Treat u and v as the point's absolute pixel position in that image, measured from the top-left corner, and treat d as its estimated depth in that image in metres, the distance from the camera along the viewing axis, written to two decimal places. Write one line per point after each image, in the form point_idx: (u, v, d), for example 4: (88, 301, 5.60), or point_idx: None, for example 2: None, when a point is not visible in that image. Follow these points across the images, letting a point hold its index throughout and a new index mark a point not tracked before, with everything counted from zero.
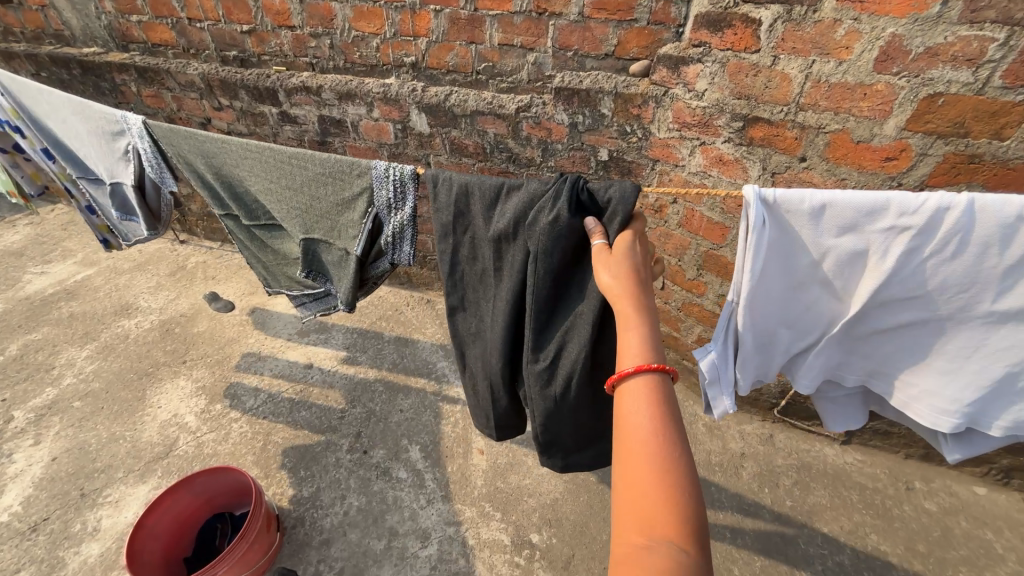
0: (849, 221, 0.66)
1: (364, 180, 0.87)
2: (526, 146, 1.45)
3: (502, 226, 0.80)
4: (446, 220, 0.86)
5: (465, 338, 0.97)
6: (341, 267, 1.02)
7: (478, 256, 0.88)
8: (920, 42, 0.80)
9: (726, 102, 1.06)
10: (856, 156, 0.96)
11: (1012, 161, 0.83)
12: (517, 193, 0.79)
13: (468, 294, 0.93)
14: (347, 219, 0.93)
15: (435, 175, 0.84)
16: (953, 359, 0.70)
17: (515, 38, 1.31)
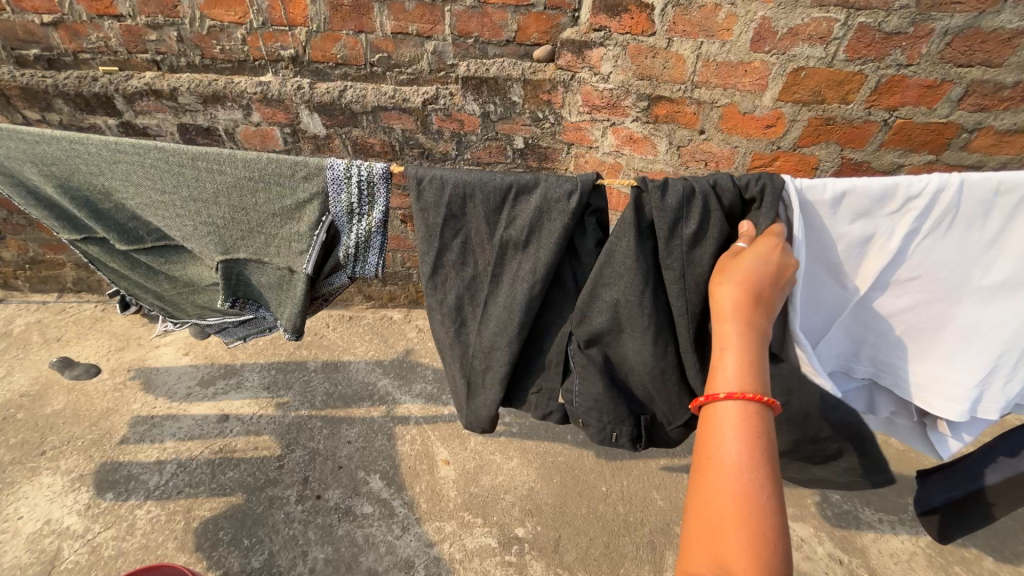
0: (864, 205, 0.73)
1: (314, 184, 0.75)
2: (438, 140, 1.38)
3: (514, 228, 0.75)
4: (437, 221, 0.77)
5: (444, 340, 0.87)
6: (282, 290, 0.87)
7: (470, 259, 0.80)
8: (784, 23, 0.93)
9: (631, 83, 1.13)
10: (743, 125, 1.09)
11: (856, 121, 1.02)
12: (527, 198, 0.74)
13: (450, 297, 0.84)
14: (292, 231, 0.80)
15: (421, 180, 0.74)
16: (947, 334, 0.80)
17: (409, 25, 1.22)
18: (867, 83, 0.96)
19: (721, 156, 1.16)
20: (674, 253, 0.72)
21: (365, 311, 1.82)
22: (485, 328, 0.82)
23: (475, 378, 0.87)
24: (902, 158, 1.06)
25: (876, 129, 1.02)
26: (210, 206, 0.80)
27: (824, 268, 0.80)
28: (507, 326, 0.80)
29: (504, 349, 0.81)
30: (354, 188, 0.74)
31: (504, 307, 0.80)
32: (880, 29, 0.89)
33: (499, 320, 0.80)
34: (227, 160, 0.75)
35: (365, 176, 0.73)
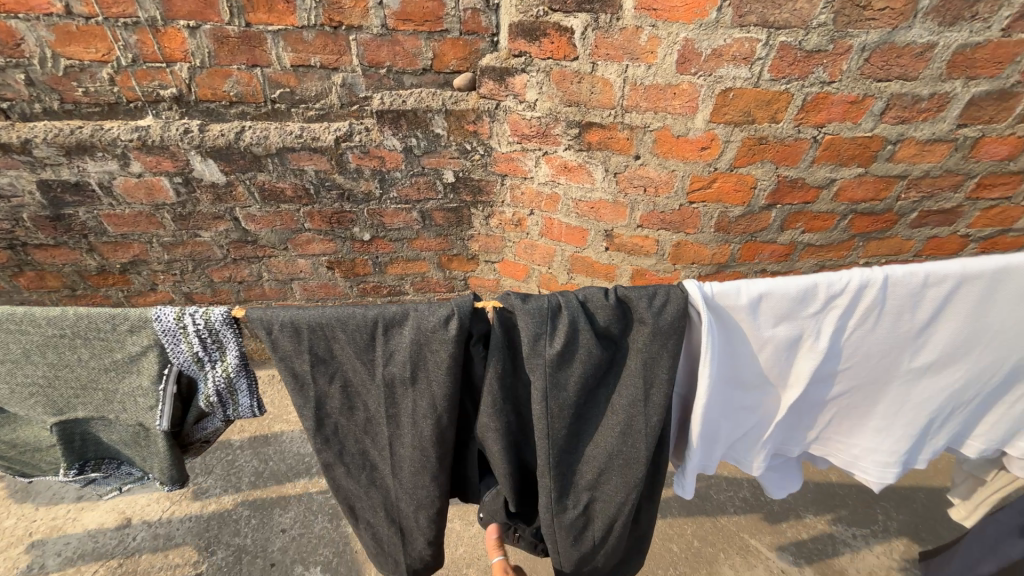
0: (788, 305, 0.68)
1: (143, 336, 0.63)
2: (358, 179, 1.25)
3: (394, 364, 0.66)
4: (303, 367, 0.67)
5: (354, 496, 0.78)
6: (143, 445, 0.74)
7: (359, 402, 0.71)
8: (707, 44, 0.89)
9: (559, 110, 1.05)
10: (679, 149, 1.03)
11: (786, 139, 0.99)
12: (399, 330, 0.65)
13: (348, 447, 0.75)
14: (133, 383, 0.66)
15: (263, 321, 0.64)
16: (888, 417, 0.80)
17: (310, 57, 1.09)
18: (794, 102, 0.93)
19: (659, 182, 1.10)
20: (542, 380, 0.66)
21: None
22: (402, 473, 0.75)
23: (405, 523, 0.80)
24: (835, 172, 1.04)
25: (807, 146, 1.00)
26: (21, 367, 0.66)
27: (759, 372, 0.74)
28: (424, 468, 0.72)
29: (426, 490, 0.74)
30: (193, 338, 0.63)
31: (413, 450, 0.72)
32: (801, 47, 0.87)
33: (413, 463, 0.72)
34: (25, 318, 0.62)
35: (203, 326, 0.62)
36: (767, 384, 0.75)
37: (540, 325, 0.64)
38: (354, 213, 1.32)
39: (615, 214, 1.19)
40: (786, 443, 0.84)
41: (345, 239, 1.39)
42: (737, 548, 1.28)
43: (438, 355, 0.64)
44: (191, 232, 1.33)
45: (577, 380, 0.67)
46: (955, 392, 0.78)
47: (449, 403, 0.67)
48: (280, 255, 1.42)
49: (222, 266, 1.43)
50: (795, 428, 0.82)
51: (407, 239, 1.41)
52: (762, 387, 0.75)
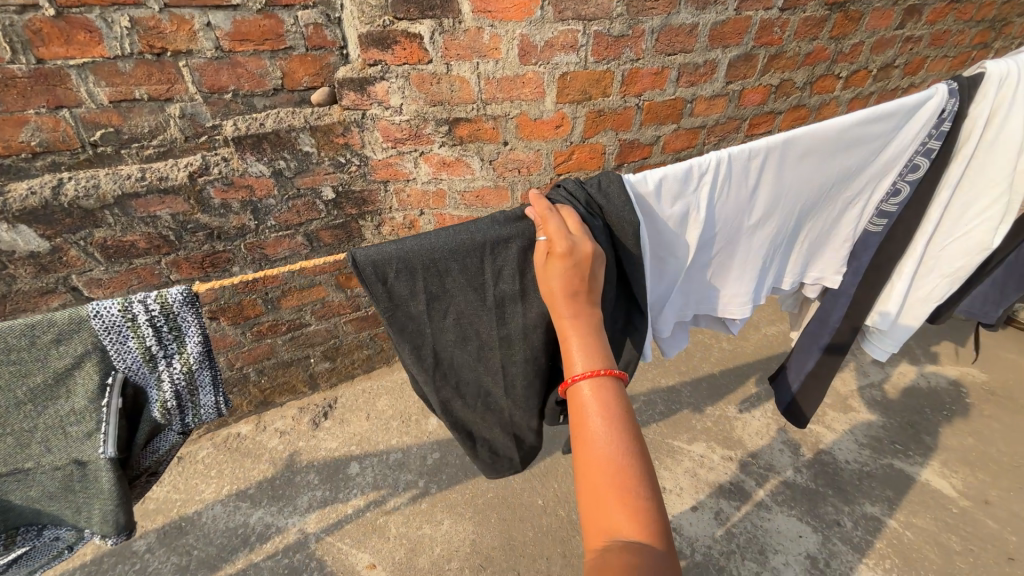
0: (676, 184, 0.83)
1: (78, 342, 0.59)
2: (227, 215, 1.15)
3: (504, 281, 0.71)
4: (419, 310, 0.69)
5: (472, 421, 0.82)
6: (82, 487, 0.67)
7: (471, 333, 0.73)
8: (539, 37, 1.04)
9: (425, 112, 1.12)
10: (539, 130, 1.18)
11: (618, 109, 1.20)
12: (508, 246, 0.70)
13: (462, 380, 0.77)
14: (61, 409, 0.62)
15: (378, 266, 0.64)
16: (750, 273, 1.00)
17: (133, 89, 0.98)
18: (615, 77, 1.14)
19: (529, 162, 1.24)
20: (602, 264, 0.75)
21: (201, 441, 1.47)
22: (514, 391, 0.78)
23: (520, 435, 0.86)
24: (658, 130, 1.30)
25: (634, 112, 1.23)
26: None
27: (662, 247, 0.88)
28: (537, 377, 0.77)
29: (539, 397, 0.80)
30: (145, 330, 0.61)
31: (526, 364, 0.76)
32: (610, 34, 1.07)
33: (526, 373, 0.77)
34: None
35: (158, 311, 0.61)
36: (670, 257, 0.90)
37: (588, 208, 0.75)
38: (229, 251, 1.22)
39: (498, 198, 1.31)
40: (684, 309, 1.01)
41: (225, 282, 1.26)
42: (666, 452, 1.52)
43: None
44: (14, 316, 1.11)
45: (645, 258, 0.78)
46: (782, 242, 1.00)
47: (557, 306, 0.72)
48: None
49: None
50: (688, 296, 1.00)
51: (297, 266, 1.34)
52: (663, 261, 0.90)
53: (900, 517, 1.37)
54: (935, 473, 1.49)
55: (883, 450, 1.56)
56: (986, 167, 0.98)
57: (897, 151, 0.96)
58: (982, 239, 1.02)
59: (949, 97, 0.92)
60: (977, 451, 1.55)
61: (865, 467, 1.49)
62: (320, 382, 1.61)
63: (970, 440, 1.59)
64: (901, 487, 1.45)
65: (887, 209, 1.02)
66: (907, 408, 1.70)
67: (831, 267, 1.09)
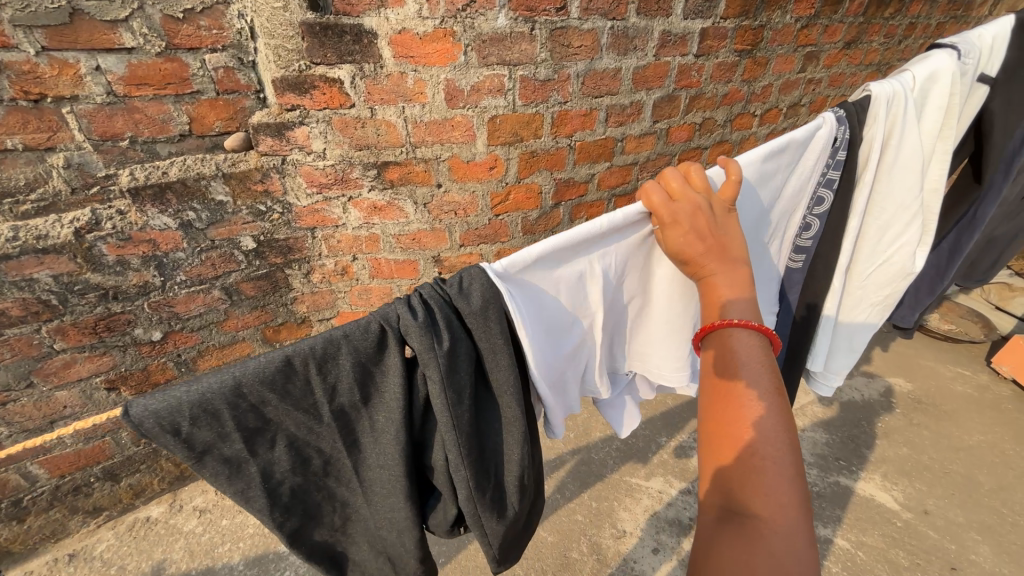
0: (564, 253, 0.75)
1: None
2: (125, 273, 1.03)
3: (341, 396, 0.62)
4: (236, 448, 0.59)
5: (332, 544, 0.75)
6: None
7: (311, 453, 0.66)
8: (465, 82, 1.03)
9: (350, 156, 1.07)
10: (472, 172, 1.16)
11: (550, 149, 1.21)
12: (340, 364, 0.61)
13: (311, 502, 0.69)
14: None
15: (160, 415, 0.53)
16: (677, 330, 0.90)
17: (5, 139, 0.86)
18: (545, 119, 1.15)
19: (465, 204, 1.21)
20: (441, 385, 0.63)
21: (100, 532, 1.28)
22: (374, 497, 0.71)
23: (393, 553, 0.77)
24: (592, 168, 1.32)
25: (566, 152, 1.24)
26: None
27: (565, 321, 0.80)
28: (398, 493, 0.69)
29: (403, 514, 0.70)
30: None
31: (381, 475, 0.69)
32: (536, 78, 1.08)
33: (385, 490, 0.69)
34: None
35: None
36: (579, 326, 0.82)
37: (442, 310, 0.65)
38: (129, 312, 1.08)
39: (436, 240, 1.26)
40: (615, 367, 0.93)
41: (126, 347, 1.12)
42: (623, 490, 1.48)
43: (389, 371, 0.64)
44: None
45: (505, 367, 0.70)
46: None
47: (405, 418, 0.65)
48: (23, 396, 1.07)
49: None
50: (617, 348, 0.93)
51: (214, 323, 1.21)
52: (574, 329, 0.81)
53: (850, 536, 1.40)
54: (877, 486, 1.54)
55: (829, 467, 1.60)
56: (890, 195, 1.03)
57: (800, 183, 0.99)
58: (904, 266, 1.08)
59: (837, 126, 0.96)
60: (911, 460, 1.64)
61: (815, 487, 1.53)
62: None
63: (904, 450, 1.67)
64: (848, 505, 1.48)
65: (802, 245, 1.07)
66: (847, 422, 1.77)
67: (766, 306, 1.13)
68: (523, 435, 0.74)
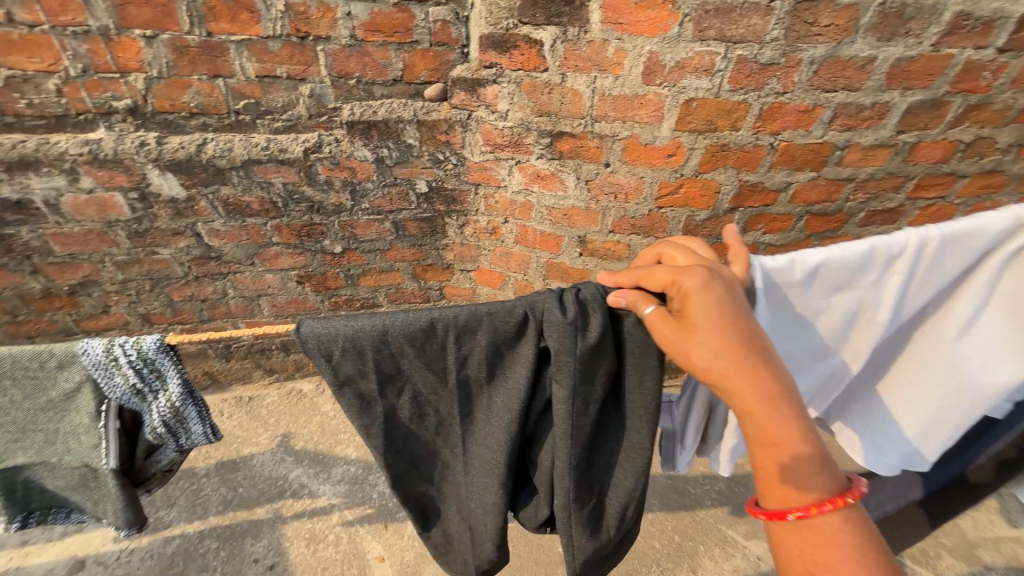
0: (854, 270, 0.71)
1: (76, 371, 0.71)
2: (329, 192, 1.23)
3: (470, 367, 0.69)
4: (369, 386, 0.68)
5: (425, 501, 0.80)
6: (93, 488, 0.82)
7: (429, 410, 0.73)
8: (671, 57, 0.93)
9: (530, 121, 1.08)
10: (646, 156, 1.07)
11: (746, 145, 1.04)
12: (476, 338, 0.67)
13: (416, 455, 0.76)
14: (74, 422, 0.75)
15: (318, 340, 0.64)
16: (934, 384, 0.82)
17: (276, 67, 1.07)
18: (751, 110, 0.99)
19: (629, 188, 1.13)
20: (569, 389, 0.66)
21: (269, 388, 1.63)
22: (472, 476, 0.75)
23: (475, 524, 0.78)
24: (791, 176, 1.11)
25: (765, 152, 1.06)
26: None
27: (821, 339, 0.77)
28: (495, 475, 0.72)
29: (495, 498, 0.74)
30: (127, 368, 0.71)
31: (485, 450, 0.73)
32: (756, 60, 0.92)
33: (483, 464, 0.73)
34: None
35: (136, 355, 0.70)
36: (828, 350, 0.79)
37: (602, 304, 0.67)
38: (324, 225, 1.30)
39: (587, 220, 1.22)
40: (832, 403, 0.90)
41: (316, 252, 1.36)
42: (716, 538, 1.32)
43: (518, 361, 0.68)
44: (149, 248, 1.29)
45: (645, 390, 0.70)
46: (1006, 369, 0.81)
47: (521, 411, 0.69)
48: (245, 270, 1.38)
49: (183, 285, 1.39)
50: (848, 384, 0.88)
51: (381, 251, 1.39)
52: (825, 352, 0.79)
53: None
54: None
55: None
56: None
57: None
58: None
59: None
60: None
61: None
62: None
63: None
64: None
65: None
66: None
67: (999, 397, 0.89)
68: (641, 466, 0.72)
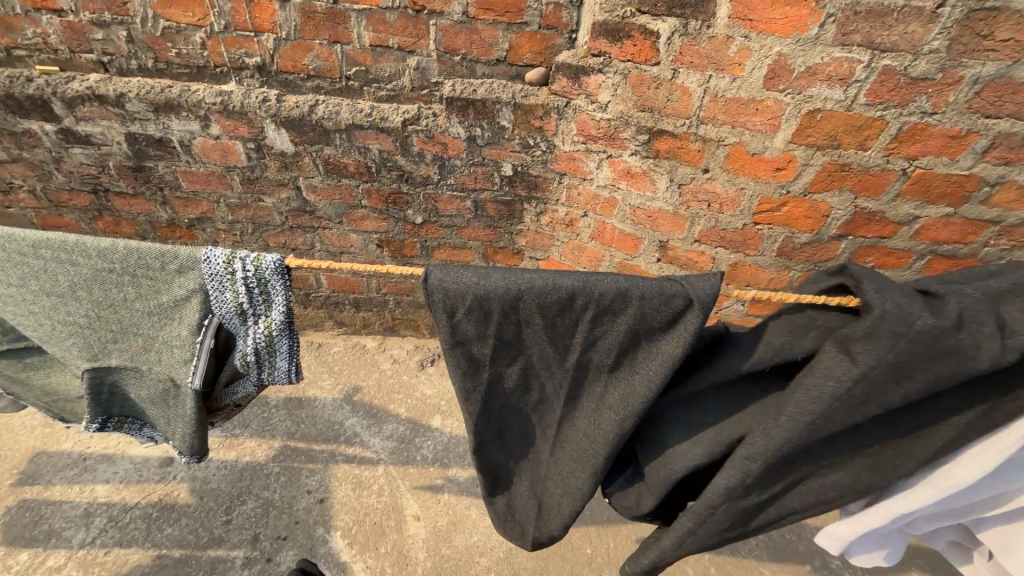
0: None
1: (193, 279, 0.80)
2: (419, 163, 1.28)
3: (596, 351, 0.71)
4: (484, 348, 0.72)
5: (501, 465, 0.86)
6: (171, 401, 0.92)
7: (535, 385, 0.77)
8: (802, 61, 0.84)
9: (630, 115, 1.04)
10: (752, 167, 0.99)
11: (872, 168, 0.93)
12: (611, 324, 0.69)
13: (508, 423, 0.82)
14: (177, 329, 0.84)
15: (447, 294, 0.66)
16: None
17: (390, 38, 1.11)
18: (887, 130, 0.88)
19: (725, 199, 1.06)
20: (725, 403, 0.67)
21: (337, 338, 1.76)
22: (561, 452, 0.81)
23: (546, 501, 0.86)
24: (920, 209, 0.98)
25: (894, 178, 0.94)
26: (75, 305, 0.84)
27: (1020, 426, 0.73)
28: (588, 460, 0.77)
29: (578, 480, 0.80)
30: (239, 286, 0.80)
31: (584, 435, 0.77)
32: (905, 74, 0.81)
33: (579, 447, 0.78)
34: (108, 254, 0.80)
35: (255, 272, 0.79)
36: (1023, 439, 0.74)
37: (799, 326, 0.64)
38: (410, 195, 1.35)
39: (673, 226, 1.16)
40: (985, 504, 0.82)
41: (398, 220, 1.43)
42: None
43: (653, 358, 0.70)
44: (255, 195, 1.41)
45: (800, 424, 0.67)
46: None
47: (641, 409, 0.71)
48: (333, 227, 1.48)
49: (279, 232, 1.52)
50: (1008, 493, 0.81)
51: (458, 227, 1.42)
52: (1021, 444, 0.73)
53: None
54: None
55: None
56: None
57: None
58: None
59: None
60: None
61: None
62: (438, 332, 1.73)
63: None
64: None
65: None
66: None
67: None
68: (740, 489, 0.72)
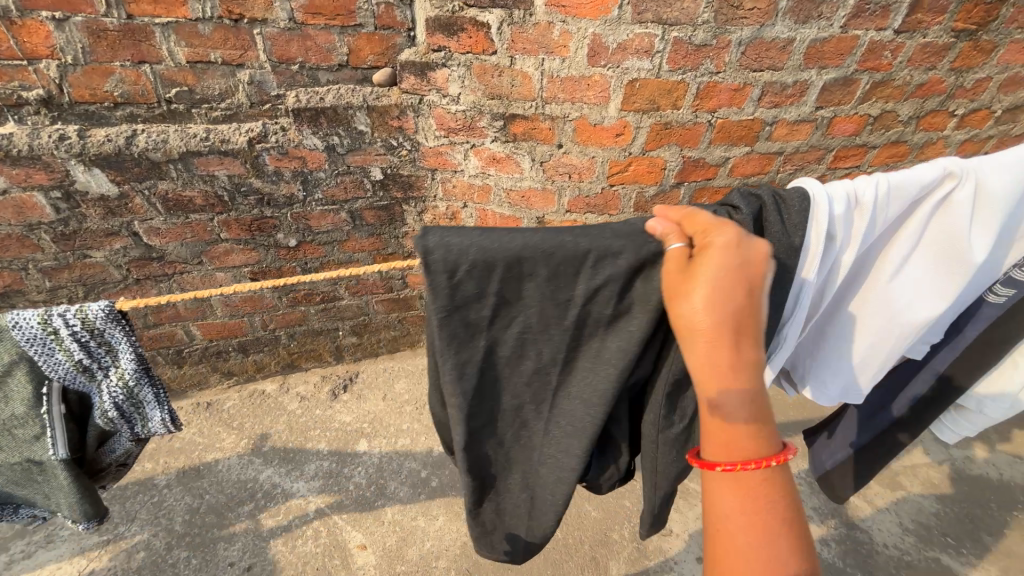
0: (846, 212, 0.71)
1: (9, 351, 0.68)
2: (278, 183, 1.19)
3: (599, 300, 0.64)
4: (481, 310, 0.63)
5: (491, 464, 0.75)
6: (36, 483, 0.79)
7: (529, 352, 0.68)
8: (613, 39, 0.97)
9: (482, 104, 1.09)
10: (597, 136, 1.11)
11: (687, 123, 1.11)
12: (609, 263, 0.63)
13: (496, 408, 0.71)
14: (6, 411, 0.71)
15: (443, 249, 0.59)
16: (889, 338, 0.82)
17: (209, 52, 1.01)
18: (689, 90, 1.05)
19: (582, 168, 1.17)
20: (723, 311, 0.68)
21: (229, 391, 1.57)
22: (555, 429, 0.72)
23: (538, 492, 0.79)
24: (728, 151, 1.19)
25: (704, 129, 1.13)
26: None
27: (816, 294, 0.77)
28: (581, 434, 0.70)
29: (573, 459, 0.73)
30: (70, 343, 0.70)
31: (579, 402, 0.69)
32: (690, 42, 0.98)
33: (574, 420, 0.70)
34: None
35: (84, 325, 0.69)
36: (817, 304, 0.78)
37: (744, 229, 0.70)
38: (276, 218, 1.26)
39: (545, 202, 1.25)
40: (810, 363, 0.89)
41: (269, 247, 1.31)
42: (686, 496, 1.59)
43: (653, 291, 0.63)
44: (78, 253, 1.19)
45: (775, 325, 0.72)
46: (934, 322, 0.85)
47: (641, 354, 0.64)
48: (193, 270, 1.31)
49: (122, 290, 1.30)
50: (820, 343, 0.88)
51: (337, 241, 1.36)
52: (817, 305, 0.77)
53: None
54: None
55: (932, 542, 1.44)
56: None
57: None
58: None
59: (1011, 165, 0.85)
60: None
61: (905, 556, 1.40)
62: (344, 355, 1.65)
63: None
64: None
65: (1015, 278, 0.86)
66: (973, 500, 1.55)
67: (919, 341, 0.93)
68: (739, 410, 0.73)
